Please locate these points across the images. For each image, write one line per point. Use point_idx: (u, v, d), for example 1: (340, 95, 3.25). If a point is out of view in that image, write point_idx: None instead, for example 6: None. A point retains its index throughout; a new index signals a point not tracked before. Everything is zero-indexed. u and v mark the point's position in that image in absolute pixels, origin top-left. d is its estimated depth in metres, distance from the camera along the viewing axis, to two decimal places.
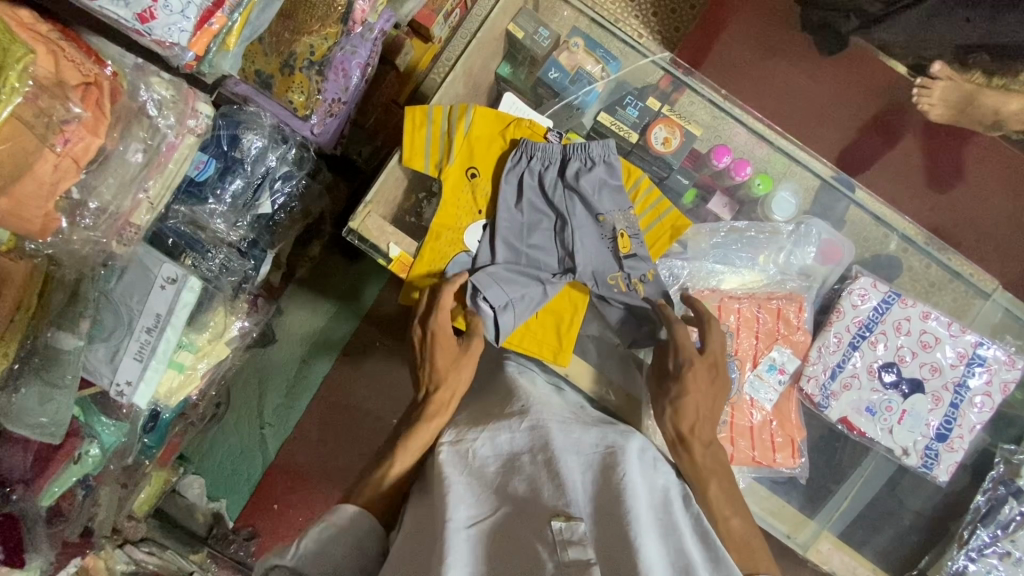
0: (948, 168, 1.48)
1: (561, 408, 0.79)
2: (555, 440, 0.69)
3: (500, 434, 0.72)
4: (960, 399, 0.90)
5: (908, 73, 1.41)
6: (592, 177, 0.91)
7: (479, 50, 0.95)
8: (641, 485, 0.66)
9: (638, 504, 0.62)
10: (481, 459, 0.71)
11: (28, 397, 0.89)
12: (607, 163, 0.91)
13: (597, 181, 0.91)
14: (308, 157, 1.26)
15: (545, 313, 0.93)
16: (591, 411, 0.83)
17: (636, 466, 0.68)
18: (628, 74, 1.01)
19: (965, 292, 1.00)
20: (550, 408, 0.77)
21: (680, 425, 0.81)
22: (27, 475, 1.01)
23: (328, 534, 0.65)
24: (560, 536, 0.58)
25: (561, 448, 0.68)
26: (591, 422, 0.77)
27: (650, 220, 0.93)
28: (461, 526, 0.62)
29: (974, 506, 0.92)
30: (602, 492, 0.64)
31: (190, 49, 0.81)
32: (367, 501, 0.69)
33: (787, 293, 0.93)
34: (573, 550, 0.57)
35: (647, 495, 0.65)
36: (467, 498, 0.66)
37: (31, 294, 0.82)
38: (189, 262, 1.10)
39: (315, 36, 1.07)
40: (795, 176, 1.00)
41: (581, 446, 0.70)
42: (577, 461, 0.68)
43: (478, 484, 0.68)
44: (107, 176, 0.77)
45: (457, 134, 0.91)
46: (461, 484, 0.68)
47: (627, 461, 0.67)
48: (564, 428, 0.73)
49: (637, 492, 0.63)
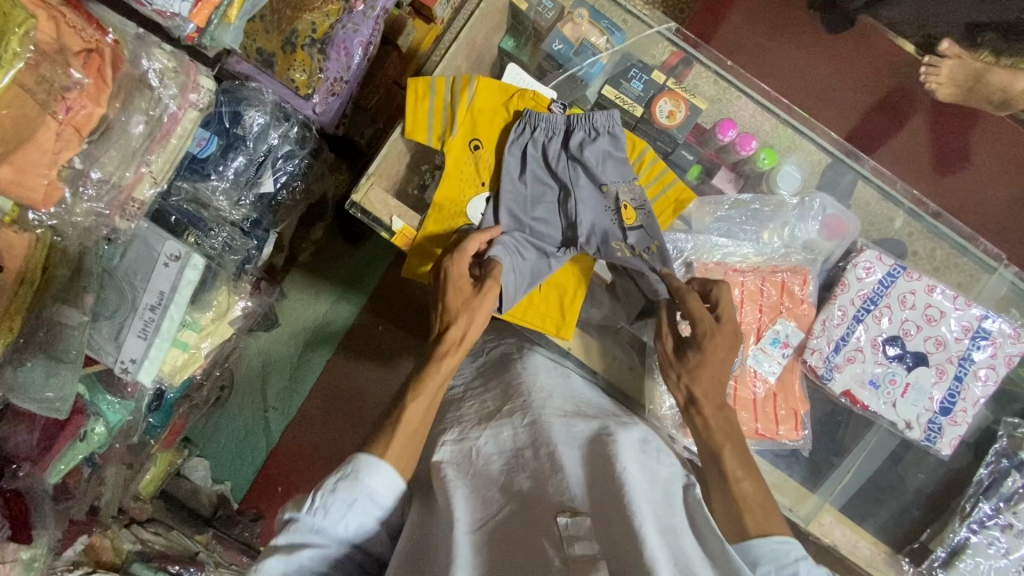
0: (956, 148, 1.47)
1: (561, 402, 0.81)
2: (554, 433, 0.72)
3: (502, 431, 0.76)
4: (964, 372, 0.89)
5: (916, 52, 1.42)
6: (595, 148, 0.90)
7: (482, 21, 0.94)
8: (641, 472, 0.66)
9: (640, 496, 0.61)
10: (484, 457, 0.74)
11: (33, 372, 0.90)
12: (610, 134, 0.91)
13: (600, 151, 0.91)
14: (311, 136, 1.24)
15: (547, 287, 0.92)
16: (594, 405, 0.83)
17: (630, 447, 0.69)
18: (632, 46, 0.99)
19: (971, 268, 0.99)
20: (550, 400, 0.80)
21: (690, 390, 0.83)
22: (33, 452, 1.04)
23: (340, 483, 0.65)
24: (566, 532, 0.59)
25: (561, 441, 0.71)
26: (594, 415, 0.78)
27: (654, 194, 0.92)
28: (464, 529, 0.63)
29: (976, 479, 0.93)
30: (600, 481, 0.65)
31: (190, 21, 0.82)
32: (375, 473, 0.67)
33: (791, 266, 0.93)
34: (579, 545, 0.57)
35: (646, 482, 0.65)
36: (471, 501, 0.67)
37: (35, 267, 0.82)
38: (192, 240, 1.10)
39: (316, 13, 1.11)
40: (801, 150, 1.00)
41: (582, 437, 0.73)
42: (578, 453, 0.70)
43: (481, 485, 0.70)
44: (110, 146, 0.77)
45: (460, 106, 0.91)
46: (465, 486, 0.70)
47: (618, 450, 0.67)
48: (565, 423, 0.75)
49: (635, 479, 0.63)
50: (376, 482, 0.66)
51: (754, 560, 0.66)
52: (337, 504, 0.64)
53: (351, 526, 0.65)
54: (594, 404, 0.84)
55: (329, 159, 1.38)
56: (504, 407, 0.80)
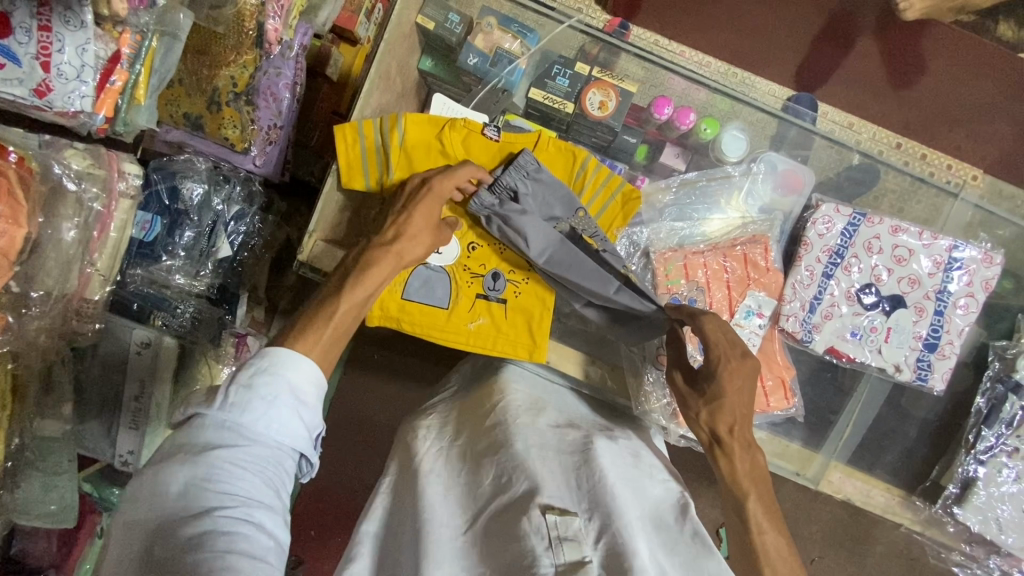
0: (908, 60, 1.36)
1: (553, 415, 0.83)
2: (545, 440, 0.76)
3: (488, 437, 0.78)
4: (944, 305, 0.88)
5: None
6: (528, 200, 0.86)
7: (392, 50, 0.89)
8: (619, 478, 0.70)
9: (627, 512, 0.66)
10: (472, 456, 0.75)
11: (30, 489, 0.92)
12: (533, 173, 0.85)
13: (534, 195, 0.86)
14: (257, 190, 1.22)
15: (512, 312, 0.91)
16: (581, 416, 0.85)
17: (610, 459, 0.74)
18: (549, 44, 0.96)
19: (933, 196, 0.98)
20: (542, 414, 0.82)
21: (712, 427, 0.77)
22: (56, 559, 1.07)
23: (252, 373, 0.59)
24: (555, 531, 0.60)
25: (550, 449, 0.74)
26: (582, 426, 0.81)
27: (614, 219, 0.90)
28: (453, 536, 0.67)
29: (975, 409, 0.92)
30: (587, 487, 0.68)
31: (97, 113, 0.80)
32: (293, 366, 0.61)
33: (750, 236, 0.91)
34: (567, 548, 0.60)
35: (630, 492, 0.70)
36: (458, 504, 0.70)
37: (6, 395, 0.81)
38: (160, 323, 1.07)
39: (233, 67, 1.03)
40: (742, 114, 0.98)
41: (569, 446, 0.75)
42: (567, 460, 0.73)
43: (472, 482, 0.72)
44: (45, 261, 0.75)
45: (392, 146, 0.86)
46: (457, 487, 0.73)
47: (599, 457, 0.72)
48: (556, 432, 0.78)
49: (621, 494, 0.68)
50: (294, 377, 0.60)
51: None
52: (244, 388, 0.58)
53: (272, 423, 0.58)
54: (577, 418, 0.85)
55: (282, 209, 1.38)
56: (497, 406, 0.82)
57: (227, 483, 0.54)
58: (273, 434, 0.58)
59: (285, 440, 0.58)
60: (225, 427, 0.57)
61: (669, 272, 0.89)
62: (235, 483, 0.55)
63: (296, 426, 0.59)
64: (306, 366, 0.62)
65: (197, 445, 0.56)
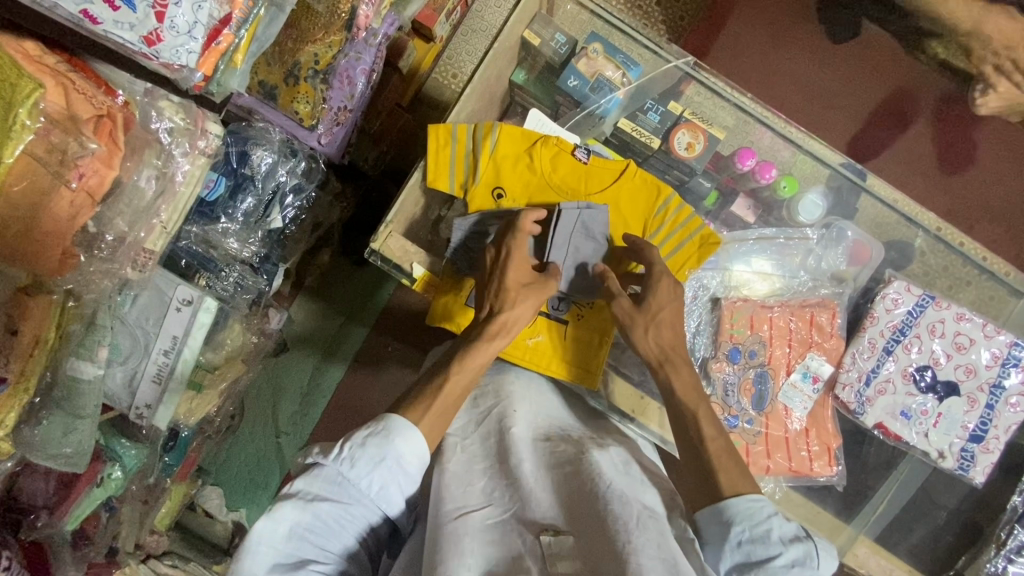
0: (961, 149, 1.43)
1: (545, 428, 0.82)
2: (533, 458, 0.75)
3: (488, 437, 0.78)
4: (996, 400, 0.91)
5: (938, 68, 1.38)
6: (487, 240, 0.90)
7: (496, 60, 0.92)
8: (623, 488, 0.67)
9: (626, 512, 0.63)
10: (468, 455, 0.76)
11: (50, 429, 0.87)
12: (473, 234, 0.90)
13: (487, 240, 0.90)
14: (317, 168, 1.24)
15: (572, 338, 0.97)
16: (574, 428, 0.85)
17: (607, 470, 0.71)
18: (648, 81, 0.99)
19: (993, 289, 1.02)
20: (522, 423, 0.81)
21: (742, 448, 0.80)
22: (50, 501, 0.98)
23: (371, 437, 0.65)
24: (549, 550, 0.60)
25: (537, 465, 0.73)
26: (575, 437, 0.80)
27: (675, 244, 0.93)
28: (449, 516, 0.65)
29: (1011, 506, 0.92)
30: (584, 495, 0.66)
31: (198, 70, 0.74)
32: (409, 437, 0.66)
33: (819, 299, 0.97)
34: (561, 564, 0.59)
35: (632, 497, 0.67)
36: (457, 490, 0.69)
37: (49, 327, 0.74)
38: (204, 282, 1.09)
39: (319, 44, 1.04)
40: (819, 179, 1.02)
41: (563, 459, 0.74)
42: (564, 471, 0.71)
43: (463, 475, 0.72)
44: (122, 206, 0.76)
45: (483, 153, 0.91)
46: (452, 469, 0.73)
47: (597, 463, 0.70)
48: (546, 446, 0.77)
49: (620, 496, 0.65)
50: (405, 445, 0.65)
51: (729, 520, 0.67)
52: (364, 459, 0.64)
53: (376, 484, 0.64)
54: (569, 428, 0.85)
55: (337, 190, 1.37)
56: (494, 410, 0.82)
57: (339, 510, 0.63)
58: (374, 498, 0.65)
59: (382, 503, 0.65)
60: (337, 481, 0.64)
61: (734, 321, 0.96)
62: (329, 539, 0.62)
63: (393, 491, 0.65)
64: (414, 440, 0.66)
65: (306, 491, 0.62)
